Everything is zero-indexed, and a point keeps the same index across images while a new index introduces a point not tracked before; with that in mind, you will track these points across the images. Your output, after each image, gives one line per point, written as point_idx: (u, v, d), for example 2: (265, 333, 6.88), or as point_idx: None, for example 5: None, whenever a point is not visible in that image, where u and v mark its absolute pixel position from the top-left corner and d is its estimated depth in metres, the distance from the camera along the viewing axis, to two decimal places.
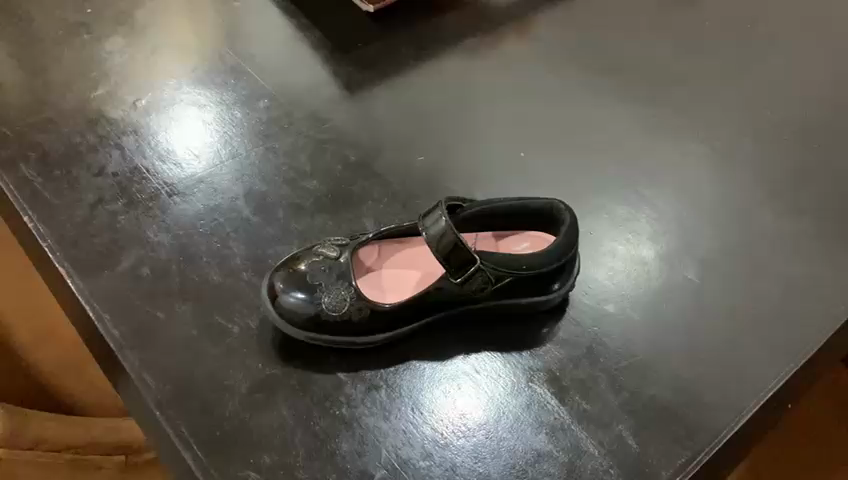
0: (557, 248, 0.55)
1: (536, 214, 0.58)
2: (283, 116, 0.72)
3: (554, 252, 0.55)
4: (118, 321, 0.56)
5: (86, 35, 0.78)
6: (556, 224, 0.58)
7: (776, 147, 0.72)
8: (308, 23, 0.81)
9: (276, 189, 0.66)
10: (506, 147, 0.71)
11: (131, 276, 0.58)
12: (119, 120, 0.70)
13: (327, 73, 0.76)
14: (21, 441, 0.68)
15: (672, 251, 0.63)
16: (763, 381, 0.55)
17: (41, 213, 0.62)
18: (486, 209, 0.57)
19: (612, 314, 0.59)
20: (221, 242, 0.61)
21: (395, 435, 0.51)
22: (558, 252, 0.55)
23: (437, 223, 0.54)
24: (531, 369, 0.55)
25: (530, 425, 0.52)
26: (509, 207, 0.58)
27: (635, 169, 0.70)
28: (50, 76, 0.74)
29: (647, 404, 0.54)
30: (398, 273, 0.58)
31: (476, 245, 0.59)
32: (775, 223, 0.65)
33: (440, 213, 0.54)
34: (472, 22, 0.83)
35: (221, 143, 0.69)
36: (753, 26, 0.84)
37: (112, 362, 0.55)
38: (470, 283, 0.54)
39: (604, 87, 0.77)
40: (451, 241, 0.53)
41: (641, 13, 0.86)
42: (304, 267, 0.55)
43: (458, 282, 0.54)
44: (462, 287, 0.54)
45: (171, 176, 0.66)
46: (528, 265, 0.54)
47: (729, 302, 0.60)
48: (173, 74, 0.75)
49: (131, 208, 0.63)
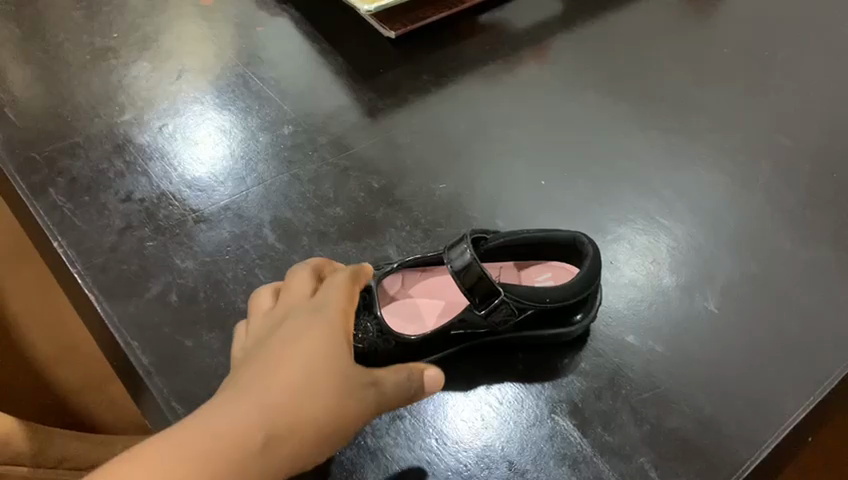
0: (581, 282, 0.56)
1: (561, 246, 0.59)
2: (307, 143, 0.73)
3: (578, 285, 0.56)
4: (147, 348, 0.57)
5: (113, 60, 0.80)
6: (580, 256, 0.59)
7: (796, 177, 0.72)
8: (329, 48, 0.82)
9: (301, 216, 0.67)
10: (526, 173, 0.72)
11: (159, 303, 0.59)
12: (145, 145, 0.71)
13: (350, 100, 0.77)
14: (44, 461, 0.69)
15: (692, 281, 0.64)
16: (784, 414, 0.55)
17: (70, 239, 0.63)
18: (510, 241, 0.59)
19: (632, 345, 0.59)
20: (247, 269, 0.62)
21: (420, 466, 0.52)
22: (581, 285, 0.56)
23: (463, 254, 0.56)
24: (554, 400, 0.56)
25: (553, 457, 0.53)
26: (535, 239, 0.59)
27: (653, 197, 0.71)
28: (79, 101, 0.75)
29: (668, 437, 0.54)
30: (421, 305, 0.59)
31: (502, 278, 0.60)
32: (796, 254, 0.66)
33: (465, 245, 0.56)
34: (491, 47, 0.84)
35: (245, 170, 0.70)
36: (770, 52, 0.85)
37: (141, 389, 0.56)
38: (492, 317, 0.55)
39: (623, 115, 0.78)
40: (476, 274, 0.55)
41: (658, 38, 0.87)
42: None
43: (481, 314, 0.55)
44: (485, 319, 0.55)
45: (198, 203, 0.67)
46: (552, 298, 0.55)
47: (749, 332, 0.60)
48: (199, 99, 0.76)
49: (158, 234, 0.64)
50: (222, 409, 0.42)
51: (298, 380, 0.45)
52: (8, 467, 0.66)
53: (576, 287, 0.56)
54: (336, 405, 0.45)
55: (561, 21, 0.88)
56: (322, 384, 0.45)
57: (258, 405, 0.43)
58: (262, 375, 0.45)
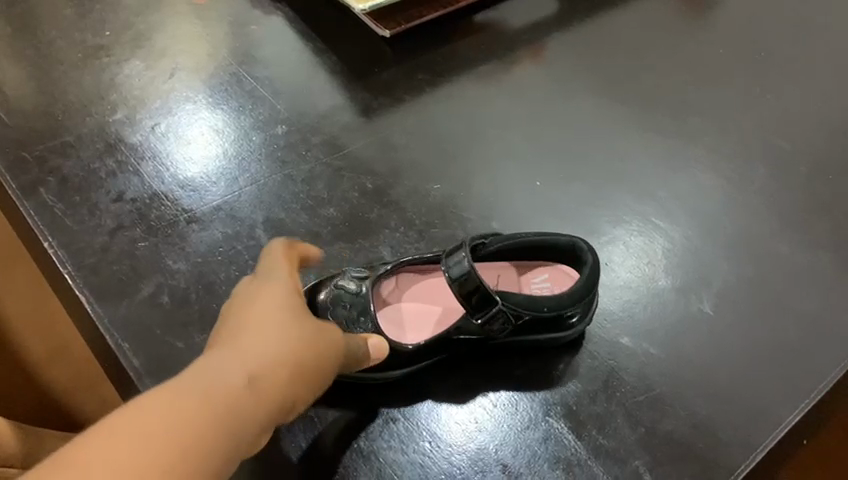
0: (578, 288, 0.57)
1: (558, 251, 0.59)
2: (301, 143, 0.72)
3: (575, 290, 0.56)
4: (138, 350, 0.56)
5: (105, 58, 0.79)
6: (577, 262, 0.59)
7: (792, 179, 0.72)
8: (324, 47, 0.81)
9: (295, 217, 0.66)
10: (522, 174, 0.72)
11: (151, 304, 0.59)
12: (137, 145, 0.71)
13: (345, 99, 0.76)
14: (36, 462, 0.70)
15: (687, 283, 0.63)
16: (779, 418, 0.55)
17: (61, 240, 0.63)
18: (509, 246, 0.58)
19: (627, 348, 0.59)
20: (240, 270, 0.62)
21: (413, 469, 0.51)
22: (580, 293, 0.56)
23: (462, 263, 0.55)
24: (549, 403, 0.55)
25: (547, 461, 0.52)
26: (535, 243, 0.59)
27: (649, 198, 0.70)
28: (71, 100, 0.74)
29: (663, 440, 0.54)
30: (418, 311, 0.58)
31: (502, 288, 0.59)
32: (792, 256, 0.65)
33: (464, 253, 0.56)
34: (487, 47, 0.83)
35: (239, 169, 0.69)
36: (766, 53, 0.85)
37: (132, 391, 0.56)
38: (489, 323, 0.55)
39: (619, 115, 0.78)
40: (474, 282, 0.54)
41: (654, 38, 0.86)
42: (324, 299, 0.56)
43: (479, 322, 0.55)
44: (482, 327, 0.55)
45: (190, 203, 0.66)
46: (549, 304, 0.56)
47: (745, 335, 0.60)
48: (191, 97, 0.76)
49: (150, 235, 0.64)
50: (209, 369, 0.41)
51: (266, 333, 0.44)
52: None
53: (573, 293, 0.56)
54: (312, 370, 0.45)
55: (557, 21, 0.88)
56: (298, 352, 0.44)
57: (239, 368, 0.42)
58: (238, 341, 0.43)
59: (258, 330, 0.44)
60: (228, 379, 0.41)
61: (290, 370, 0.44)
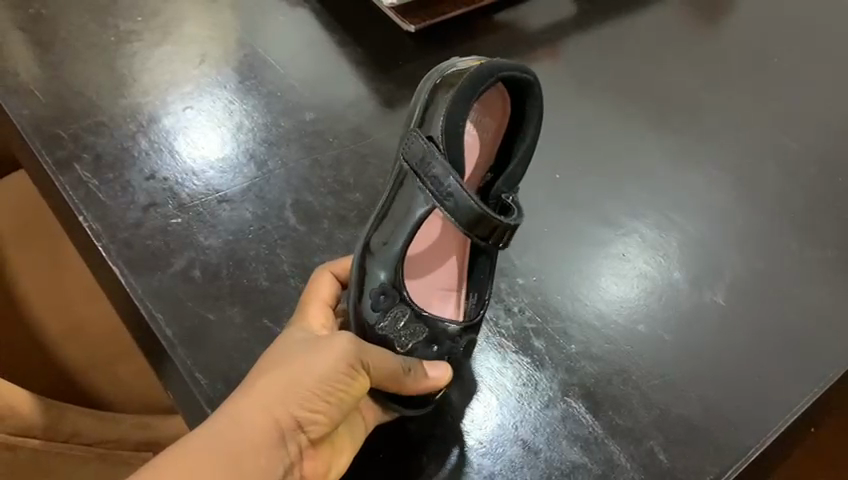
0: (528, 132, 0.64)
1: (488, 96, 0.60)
2: (327, 130, 0.74)
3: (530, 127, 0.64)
4: (170, 320, 0.58)
5: (136, 42, 0.81)
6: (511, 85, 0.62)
7: (802, 180, 0.74)
8: (349, 40, 0.84)
9: (322, 200, 0.68)
10: (541, 167, 0.74)
11: (183, 278, 0.61)
12: (169, 126, 0.73)
13: (369, 90, 0.79)
14: (58, 435, 0.69)
15: (700, 275, 0.66)
16: (788, 404, 0.57)
17: (95, 214, 0.65)
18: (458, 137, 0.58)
19: (642, 334, 0.61)
20: (269, 249, 0.64)
21: (437, 442, 0.54)
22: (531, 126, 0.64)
23: (445, 182, 0.55)
24: (567, 383, 0.58)
25: (565, 438, 0.55)
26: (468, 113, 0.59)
27: (664, 194, 0.73)
28: (103, 83, 0.76)
29: (674, 422, 0.56)
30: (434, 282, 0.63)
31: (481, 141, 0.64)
32: (801, 254, 0.68)
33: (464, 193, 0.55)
34: (507, 44, 0.86)
35: (267, 152, 0.71)
36: (778, 58, 0.87)
37: (163, 361, 0.58)
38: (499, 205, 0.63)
39: (635, 114, 0.80)
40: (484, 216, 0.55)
41: (669, 41, 0.89)
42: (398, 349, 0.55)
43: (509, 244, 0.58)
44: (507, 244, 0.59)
45: (221, 183, 0.68)
46: (518, 161, 0.64)
47: (756, 325, 0.62)
48: (221, 82, 0.78)
49: (182, 212, 0.66)
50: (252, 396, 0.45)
51: (302, 362, 0.47)
52: (20, 440, 0.65)
53: (523, 135, 0.64)
54: (329, 424, 0.48)
55: (575, 21, 0.90)
56: (327, 410, 0.47)
57: (269, 425, 0.44)
58: (271, 399, 0.45)
59: (296, 386, 0.46)
60: (263, 432, 0.44)
61: (314, 427, 0.47)
